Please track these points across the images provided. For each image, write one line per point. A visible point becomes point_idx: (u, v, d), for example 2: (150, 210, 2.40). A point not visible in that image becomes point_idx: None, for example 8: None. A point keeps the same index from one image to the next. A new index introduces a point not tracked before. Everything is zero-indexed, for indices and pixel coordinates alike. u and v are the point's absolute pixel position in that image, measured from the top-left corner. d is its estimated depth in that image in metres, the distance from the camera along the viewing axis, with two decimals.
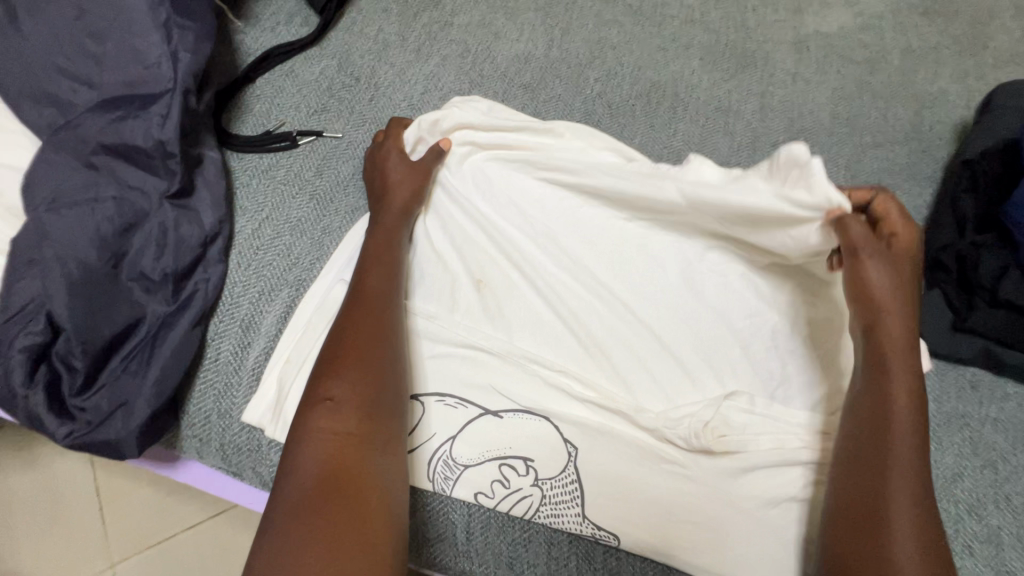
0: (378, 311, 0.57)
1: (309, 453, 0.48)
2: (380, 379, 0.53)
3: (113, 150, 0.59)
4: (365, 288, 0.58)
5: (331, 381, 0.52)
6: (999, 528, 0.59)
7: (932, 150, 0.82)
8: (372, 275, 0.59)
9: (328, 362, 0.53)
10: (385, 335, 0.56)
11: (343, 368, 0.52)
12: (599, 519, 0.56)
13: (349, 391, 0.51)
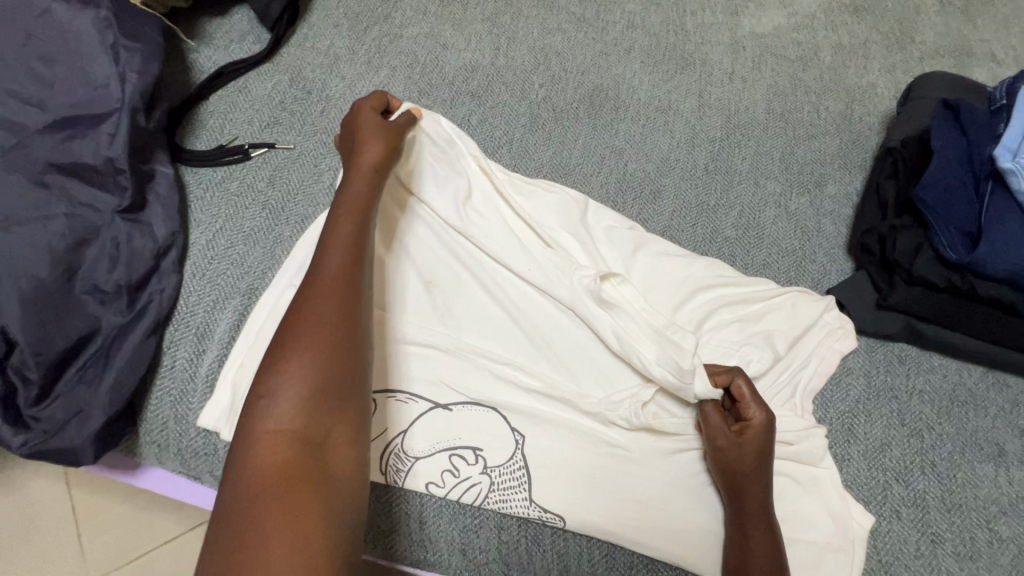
0: (335, 296, 0.52)
1: (252, 455, 0.44)
2: (333, 371, 0.49)
3: (64, 168, 0.61)
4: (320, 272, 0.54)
5: (279, 377, 0.48)
6: (924, 492, 0.63)
7: (862, 140, 0.86)
8: (328, 258, 0.54)
9: (277, 356, 0.49)
10: (342, 321, 0.51)
11: (290, 364, 0.48)
12: (545, 502, 0.59)
13: (298, 388, 0.47)
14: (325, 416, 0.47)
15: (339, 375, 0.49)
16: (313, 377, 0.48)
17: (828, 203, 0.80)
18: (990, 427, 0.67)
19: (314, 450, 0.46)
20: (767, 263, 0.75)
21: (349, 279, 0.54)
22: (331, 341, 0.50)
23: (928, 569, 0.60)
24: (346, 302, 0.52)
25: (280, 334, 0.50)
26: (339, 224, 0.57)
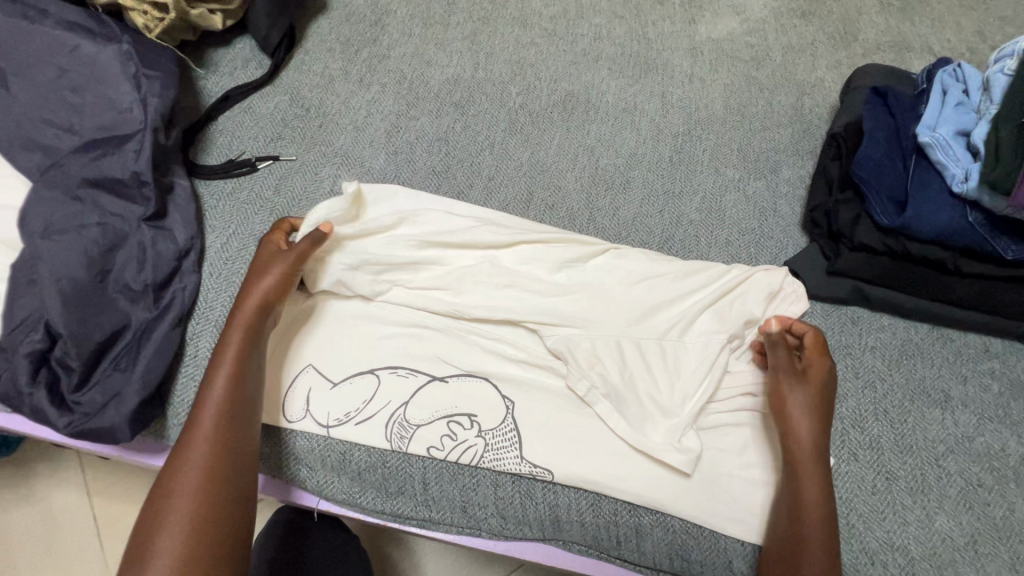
0: (217, 419, 0.58)
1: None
2: (210, 516, 0.53)
3: (95, 183, 0.69)
4: (197, 421, 0.58)
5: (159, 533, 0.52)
6: (878, 436, 0.70)
7: (812, 128, 0.95)
8: (205, 412, 0.58)
9: (153, 511, 0.53)
10: (212, 473, 0.55)
11: (166, 524, 0.52)
12: (535, 458, 0.65)
13: (173, 540, 0.51)
14: (200, 571, 0.51)
15: (211, 524, 0.53)
16: (185, 527, 0.52)
17: (783, 186, 0.88)
18: (936, 376, 0.74)
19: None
20: (729, 241, 0.83)
21: (220, 442, 0.57)
22: (206, 488, 0.54)
23: (883, 503, 0.66)
24: (219, 460, 0.56)
25: (160, 493, 0.54)
26: (217, 391, 0.59)
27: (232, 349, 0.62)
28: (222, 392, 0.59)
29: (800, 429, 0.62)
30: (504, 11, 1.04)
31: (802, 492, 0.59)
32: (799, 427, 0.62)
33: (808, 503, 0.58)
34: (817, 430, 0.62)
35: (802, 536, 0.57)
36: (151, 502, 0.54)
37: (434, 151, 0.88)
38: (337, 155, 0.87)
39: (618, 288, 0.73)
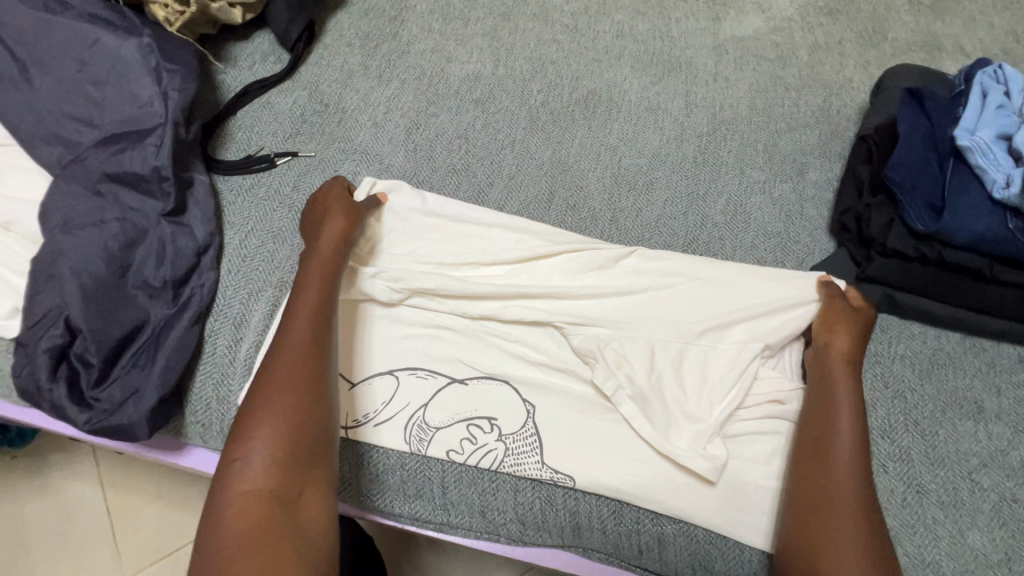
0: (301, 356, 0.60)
1: (225, 510, 0.51)
2: (297, 438, 0.55)
3: (115, 178, 0.69)
4: (285, 354, 0.60)
5: (248, 442, 0.54)
6: (909, 448, 0.68)
7: (840, 130, 0.92)
8: (291, 345, 0.61)
9: (243, 425, 0.56)
10: (299, 401, 0.57)
11: (253, 439, 0.55)
12: (556, 464, 0.64)
13: (263, 450, 0.54)
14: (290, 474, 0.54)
15: (297, 446, 0.55)
16: (275, 443, 0.55)
17: (810, 189, 0.86)
18: (969, 387, 0.71)
19: (281, 507, 0.52)
20: (754, 245, 0.81)
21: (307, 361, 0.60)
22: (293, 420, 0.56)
23: (914, 517, 0.65)
24: (305, 378, 0.59)
25: (247, 412, 0.56)
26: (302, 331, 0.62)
27: (309, 298, 0.64)
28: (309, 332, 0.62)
29: (842, 416, 0.61)
30: (525, 7, 1.02)
31: (833, 471, 0.59)
32: (841, 410, 0.62)
33: (840, 484, 0.58)
34: (859, 418, 0.61)
35: (825, 509, 0.57)
36: (240, 418, 0.57)
37: (454, 148, 0.87)
38: (356, 151, 0.86)
39: (645, 293, 0.71)
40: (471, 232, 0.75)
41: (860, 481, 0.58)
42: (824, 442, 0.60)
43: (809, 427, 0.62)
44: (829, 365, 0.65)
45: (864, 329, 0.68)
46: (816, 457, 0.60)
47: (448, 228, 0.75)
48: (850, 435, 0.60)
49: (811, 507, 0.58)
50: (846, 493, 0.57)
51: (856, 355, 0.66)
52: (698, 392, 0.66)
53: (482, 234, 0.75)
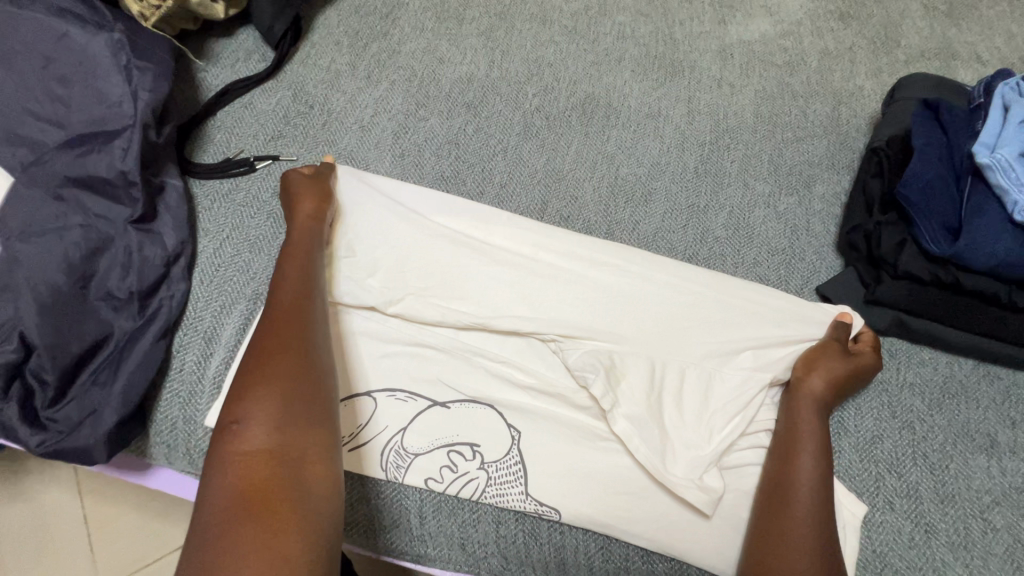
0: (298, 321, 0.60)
1: (226, 468, 0.48)
2: (302, 400, 0.54)
3: (79, 182, 0.65)
4: (287, 322, 0.59)
5: (250, 400, 0.52)
6: (918, 483, 0.64)
7: (850, 141, 0.88)
8: (294, 314, 0.60)
9: (245, 385, 0.54)
10: (300, 366, 0.55)
11: (254, 398, 0.52)
12: (542, 495, 0.60)
13: (263, 408, 0.52)
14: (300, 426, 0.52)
15: (299, 409, 0.53)
16: (278, 400, 0.52)
17: (817, 203, 0.82)
18: (982, 419, 0.67)
19: (286, 464, 0.49)
20: (757, 262, 0.77)
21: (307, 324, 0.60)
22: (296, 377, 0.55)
23: (922, 559, 0.61)
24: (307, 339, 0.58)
25: (249, 373, 0.54)
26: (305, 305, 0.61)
27: (305, 286, 0.63)
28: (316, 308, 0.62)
29: (804, 461, 0.58)
30: (522, 6, 0.98)
31: (789, 521, 0.55)
32: (803, 455, 0.59)
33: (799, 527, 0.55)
34: (822, 469, 0.58)
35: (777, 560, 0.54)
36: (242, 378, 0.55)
37: (443, 154, 0.83)
38: (341, 156, 0.82)
39: (640, 313, 0.68)
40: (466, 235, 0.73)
41: (814, 533, 0.54)
42: (783, 487, 0.58)
43: (772, 472, 0.60)
44: (797, 406, 0.62)
45: (851, 374, 0.64)
46: (777, 500, 0.57)
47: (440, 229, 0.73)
48: (809, 485, 0.57)
49: (763, 560, 0.54)
50: (800, 546, 0.54)
51: (830, 399, 0.63)
52: (696, 420, 0.63)
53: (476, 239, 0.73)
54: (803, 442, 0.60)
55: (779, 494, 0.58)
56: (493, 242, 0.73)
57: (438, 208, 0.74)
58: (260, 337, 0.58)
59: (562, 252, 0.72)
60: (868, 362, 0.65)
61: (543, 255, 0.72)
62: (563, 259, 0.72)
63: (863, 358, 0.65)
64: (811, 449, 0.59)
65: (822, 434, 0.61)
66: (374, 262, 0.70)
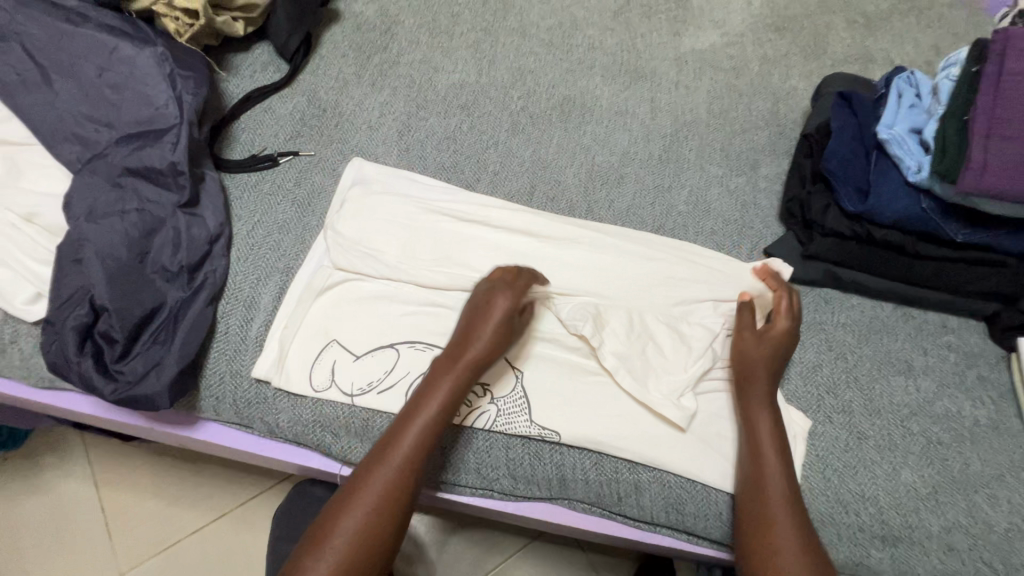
0: (440, 401, 0.66)
1: (346, 518, 0.60)
2: (406, 472, 0.63)
3: (134, 172, 0.75)
4: (439, 401, 0.66)
5: (375, 469, 0.62)
6: (850, 400, 0.78)
7: (787, 131, 1.04)
8: (432, 396, 0.66)
9: (384, 449, 0.64)
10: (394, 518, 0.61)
11: (368, 486, 0.61)
12: (543, 420, 0.72)
13: (380, 488, 0.62)
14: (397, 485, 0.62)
15: (386, 538, 0.61)
16: (400, 465, 0.63)
17: (762, 181, 0.97)
18: (901, 348, 0.82)
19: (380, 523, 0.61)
20: (714, 231, 0.91)
21: (439, 421, 0.66)
22: (415, 453, 0.64)
23: (855, 459, 0.74)
24: (436, 424, 0.65)
25: (366, 464, 0.63)
26: (450, 352, 0.69)
27: (464, 355, 0.68)
28: (421, 412, 0.65)
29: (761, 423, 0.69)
30: (505, 23, 1.13)
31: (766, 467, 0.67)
32: (761, 429, 0.69)
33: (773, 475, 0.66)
34: (777, 435, 0.68)
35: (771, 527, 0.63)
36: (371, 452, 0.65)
37: (443, 148, 0.95)
38: (354, 151, 0.93)
39: (617, 272, 0.82)
40: (466, 214, 0.86)
41: (790, 500, 0.64)
42: (753, 452, 0.68)
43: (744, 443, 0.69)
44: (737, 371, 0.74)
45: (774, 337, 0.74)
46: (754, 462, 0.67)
47: (444, 210, 0.86)
48: (771, 457, 0.67)
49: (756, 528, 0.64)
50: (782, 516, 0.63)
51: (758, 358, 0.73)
52: (668, 355, 0.76)
53: (476, 217, 0.86)
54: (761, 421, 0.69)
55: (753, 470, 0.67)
56: (492, 220, 0.86)
57: (440, 193, 0.89)
58: (416, 404, 0.66)
59: (551, 227, 0.85)
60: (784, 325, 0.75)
61: (533, 229, 0.85)
62: (551, 233, 0.85)
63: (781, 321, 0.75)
64: (766, 424, 0.69)
65: (772, 404, 0.71)
66: (391, 237, 0.83)
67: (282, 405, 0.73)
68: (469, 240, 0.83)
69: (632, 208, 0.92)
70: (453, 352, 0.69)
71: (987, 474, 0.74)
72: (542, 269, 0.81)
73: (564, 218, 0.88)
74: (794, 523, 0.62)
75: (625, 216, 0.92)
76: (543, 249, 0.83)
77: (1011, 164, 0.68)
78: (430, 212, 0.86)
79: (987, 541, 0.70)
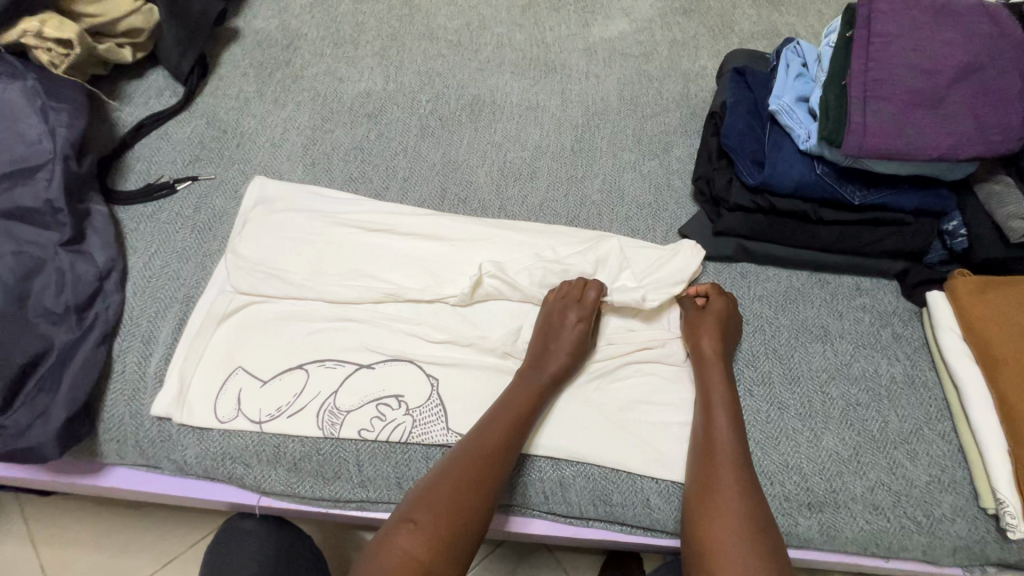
0: (518, 413, 0.67)
1: (418, 514, 0.58)
2: (487, 479, 0.61)
3: (8, 214, 0.71)
4: (520, 412, 0.67)
5: (452, 471, 0.61)
6: (769, 371, 0.78)
7: (698, 112, 1.05)
8: (510, 410, 0.67)
9: (463, 454, 0.63)
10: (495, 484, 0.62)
11: (473, 454, 0.63)
12: (459, 427, 0.70)
13: (457, 488, 0.60)
14: (472, 493, 0.60)
15: (483, 500, 0.60)
16: (479, 470, 0.62)
17: (675, 163, 0.97)
18: (817, 314, 0.83)
19: (459, 527, 0.58)
20: (629, 216, 0.91)
21: (515, 432, 0.66)
22: (496, 459, 0.63)
23: (777, 429, 0.74)
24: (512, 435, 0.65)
25: (470, 438, 0.65)
26: (536, 346, 0.73)
27: (540, 371, 0.71)
28: (500, 423, 0.66)
29: (720, 426, 0.68)
30: (411, 28, 1.11)
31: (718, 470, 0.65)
32: (715, 404, 0.70)
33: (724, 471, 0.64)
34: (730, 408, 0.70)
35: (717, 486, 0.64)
36: (470, 433, 0.65)
37: (351, 159, 0.93)
38: (257, 171, 0.91)
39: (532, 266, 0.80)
40: (376, 224, 0.84)
41: (736, 470, 0.64)
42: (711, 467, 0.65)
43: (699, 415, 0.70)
44: (707, 371, 0.73)
45: (722, 325, 0.76)
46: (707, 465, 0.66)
47: (353, 223, 0.84)
48: (726, 458, 0.65)
49: (702, 495, 0.64)
50: (731, 489, 0.63)
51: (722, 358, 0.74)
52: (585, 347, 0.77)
53: (386, 226, 0.84)
54: (714, 397, 0.71)
55: (706, 434, 0.68)
56: (402, 227, 0.84)
57: (349, 206, 0.87)
58: (494, 414, 0.67)
59: (462, 229, 0.84)
60: (725, 305, 0.78)
61: (446, 233, 0.84)
62: (463, 234, 0.84)
63: (719, 302, 0.78)
64: (719, 396, 0.71)
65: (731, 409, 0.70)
66: (297, 256, 0.81)
67: (188, 441, 0.70)
68: (379, 251, 0.82)
69: (547, 202, 0.92)
70: (533, 367, 0.71)
71: (906, 429, 0.75)
72: (454, 273, 0.81)
73: (477, 219, 0.87)
74: (744, 520, 0.61)
75: (541, 210, 0.91)
76: (455, 254, 0.82)
77: (890, 124, 0.69)
78: (337, 226, 0.84)
79: (909, 495, 0.71)
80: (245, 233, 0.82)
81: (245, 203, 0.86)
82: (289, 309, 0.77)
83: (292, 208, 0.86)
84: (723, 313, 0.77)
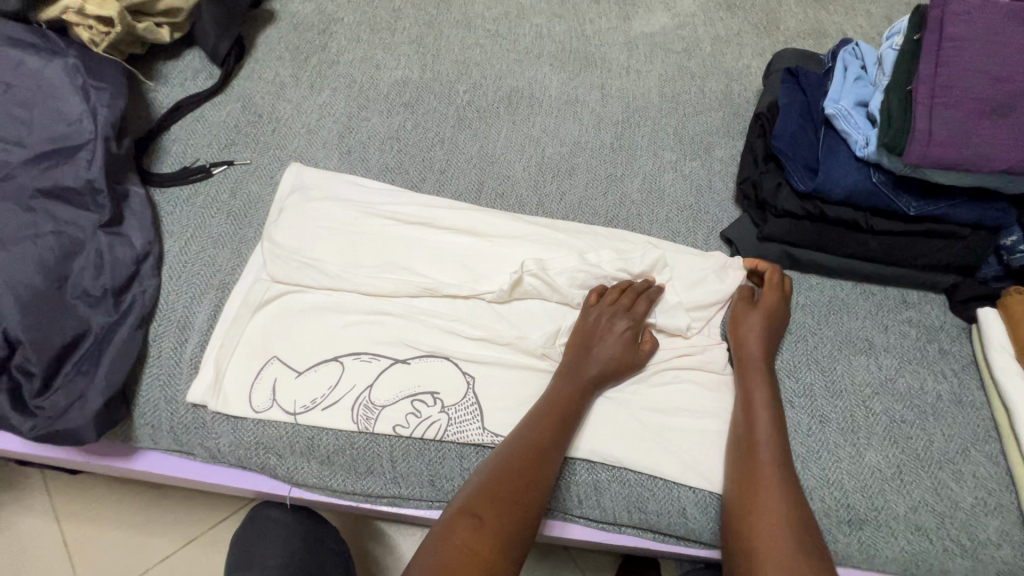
0: (558, 414, 0.66)
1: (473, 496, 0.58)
2: (533, 480, 0.60)
3: (49, 193, 0.71)
4: (559, 413, 0.66)
5: (501, 461, 0.61)
6: (811, 384, 0.76)
7: (741, 112, 1.02)
8: (551, 409, 0.66)
9: (508, 453, 0.62)
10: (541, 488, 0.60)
11: (517, 452, 0.62)
12: (495, 427, 0.69)
13: (506, 481, 0.59)
14: (520, 487, 0.59)
15: (529, 502, 0.59)
16: (523, 471, 0.60)
17: (717, 164, 0.95)
18: (861, 326, 0.81)
19: (511, 521, 0.57)
20: (669, 218, 0.89)
21: (557, 435, 0.65)
22: (540, 461, 0.61)
23: (819, 443, 0.73)
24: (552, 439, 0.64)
25: (514, 438, 0.64)
26: (579, 344, 0.72)
27: (579, 372, 0.70)
28: (541, 426, 0.64)
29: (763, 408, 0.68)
30: (448, 15, 1.09)
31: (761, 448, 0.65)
32: (756, 389, 0.70)
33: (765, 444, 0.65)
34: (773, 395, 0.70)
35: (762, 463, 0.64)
36: (516, 432, 0.64)
37: (386, 149, 0.92)
38: (291, 157, 0.89)
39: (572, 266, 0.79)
40: (414, 217, 0.83)
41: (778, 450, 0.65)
42: (755, 445, 0.65)
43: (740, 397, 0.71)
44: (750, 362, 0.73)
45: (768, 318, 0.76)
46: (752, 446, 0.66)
47: (390, 214, 0.83)
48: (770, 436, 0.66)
49: (749, 473, 0.64)
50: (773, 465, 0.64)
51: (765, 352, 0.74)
52: None
53: (423, 219, 0.83)
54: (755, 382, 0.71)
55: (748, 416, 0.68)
56: (441, 220, 0.83)
57: (386, 196, 0.86)
58: (536, 414, 0.66)
59: (500, 225, 0.83)
60: (775, 300, 0.77)
61: (483, 228, 0.82)
62: (502, 230, 0.82)
63: (770, 298, 0.77)
64: (761, 384, 0.70)
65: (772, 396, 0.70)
66: (335, 245, 0.80)
67: (221, 429, 0.69)
68: (417, 243, 0.81)
69: (585, 199, 0.90)
70: (573, 365, 0.70)
71: (951, 449, 0.73)
72: (493, 269, 0.79)
73: (514, 215, 0.85)
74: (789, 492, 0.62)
75: (578, 209, 0.89)
76: (493, 250, 0.80)
77: (957, 132, 0.66)
78: (374, 217, 0.82)
79: (953, 517, 0.69)
80: (282, 220, 0.81)
81: (280, 189, 0.85)
82: (325, 299, 0.76)
83: (329, 196, 0.85)
84: (771, 310, 0.76)
